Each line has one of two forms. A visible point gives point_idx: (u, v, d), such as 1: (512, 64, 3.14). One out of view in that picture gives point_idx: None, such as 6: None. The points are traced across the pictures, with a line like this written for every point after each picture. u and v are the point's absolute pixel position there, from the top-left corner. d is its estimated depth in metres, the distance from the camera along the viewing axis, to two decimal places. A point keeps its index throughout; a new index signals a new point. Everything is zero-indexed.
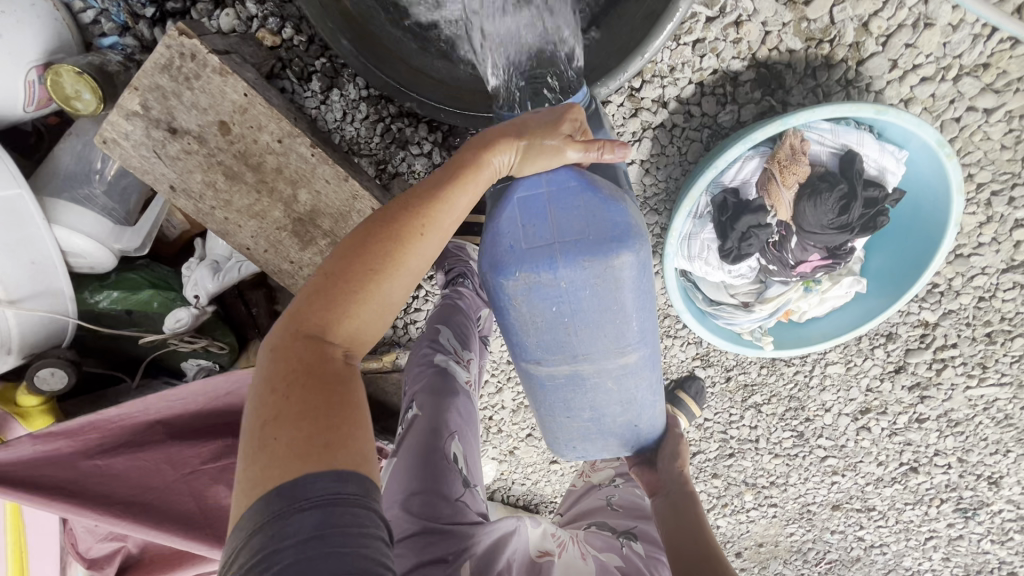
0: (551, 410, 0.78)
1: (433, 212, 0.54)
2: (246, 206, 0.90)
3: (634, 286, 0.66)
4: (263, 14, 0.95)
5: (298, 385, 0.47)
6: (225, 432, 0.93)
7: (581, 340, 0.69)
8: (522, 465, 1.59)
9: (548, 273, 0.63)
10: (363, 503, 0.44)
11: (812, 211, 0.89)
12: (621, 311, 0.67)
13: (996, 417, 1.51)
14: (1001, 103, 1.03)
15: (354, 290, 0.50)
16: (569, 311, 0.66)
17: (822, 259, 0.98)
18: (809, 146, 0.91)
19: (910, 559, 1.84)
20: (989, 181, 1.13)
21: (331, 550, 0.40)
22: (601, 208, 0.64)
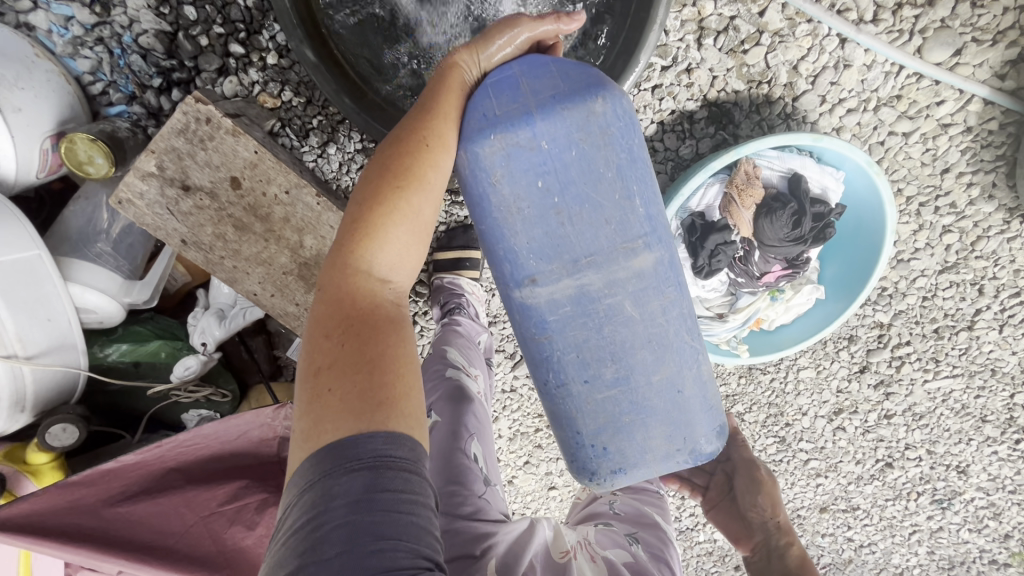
0: (565, 355, 0.77)
1: (433, 126, 0.64)
2: (254, 253, 0.96)
3: (621, 145, 0.70)
4: (264, 79, 1.04)
5: (352, 332, 0.56)
6: (239, 473, 0.94)
7: (576, 229, 0.71)
8: (521, 494, 1.62)
9: (526, 134, 0.68)
10: (413, 469, 0.50)
11: (770, 228, 1.00)
12: (609, 183, 0.70)
13: (955, 408, 1.65)
14: (916, 127, 1.19)
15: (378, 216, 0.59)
16: (557, 189, 0.69)
17: (783, 269, 1.09)
18: (761, 171, 1.03)
19: (898, 555, 1.99)
20: (916, 194, 1.29)
21: (381, 515, 0.47)
22: (573, 70, 0.69)
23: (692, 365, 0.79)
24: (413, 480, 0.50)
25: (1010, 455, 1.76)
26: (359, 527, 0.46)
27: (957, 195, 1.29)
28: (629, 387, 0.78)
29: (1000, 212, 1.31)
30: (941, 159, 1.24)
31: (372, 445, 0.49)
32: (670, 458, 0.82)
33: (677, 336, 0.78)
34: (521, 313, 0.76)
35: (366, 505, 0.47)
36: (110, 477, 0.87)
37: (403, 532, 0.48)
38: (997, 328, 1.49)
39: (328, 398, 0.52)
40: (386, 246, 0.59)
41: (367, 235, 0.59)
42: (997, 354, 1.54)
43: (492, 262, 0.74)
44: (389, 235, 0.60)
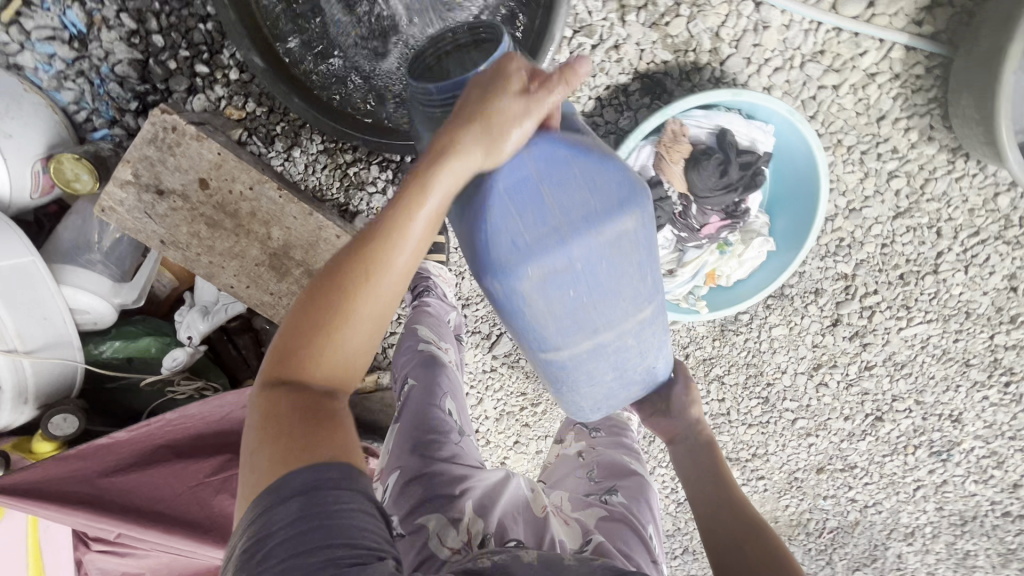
0: (577, 385, 0.91)
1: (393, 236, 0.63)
2: (227, 248, 1.05)
3: (639, 240, 0.77)
4: (229, 94, 1.15)
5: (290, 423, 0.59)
6: (222, 448, 1.08)
7: (598, 309, 0.80)
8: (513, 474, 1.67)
9: (560, 252, 0.73)
10: (346, 484, 0.55)
11: (699, 178, 1.08)
12: (628, 272, 0.79)
13: (936, 354, 1.66)
14: (843, 79, 1.26)
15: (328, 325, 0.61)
16: (584, 287, 0.77)
17: (722, 220, 1.16)
18: (689, 130, 1.10)
19: (906, 514, 1.98)
20: (857, 143, 1.33)
21: (317, 521, 0.52)
22: (595, 173, 0.74)
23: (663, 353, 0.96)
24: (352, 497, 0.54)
25: (1003, 399, 1.76)
26: (296, 539, 0.51)
27: (897, 141, 1.33)
28: (618, 382, 0.94)
29: (943, 154, 1.36)
30: (875, 108, 1.30)
31: (304, 477, 0.53)
32: (636, 389, 1.01)
33: (657, 343, 0.94)
34: (543, 363, 0.86)
35: (303, 519, 0.51)
36: (105, 450, 1.00)
37: (341, 533, 0.52)
38: (962, 269, 1.52)
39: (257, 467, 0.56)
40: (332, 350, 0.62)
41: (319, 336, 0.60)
42: (968, 296, 1.57)
43: (522, 335, 0.82)
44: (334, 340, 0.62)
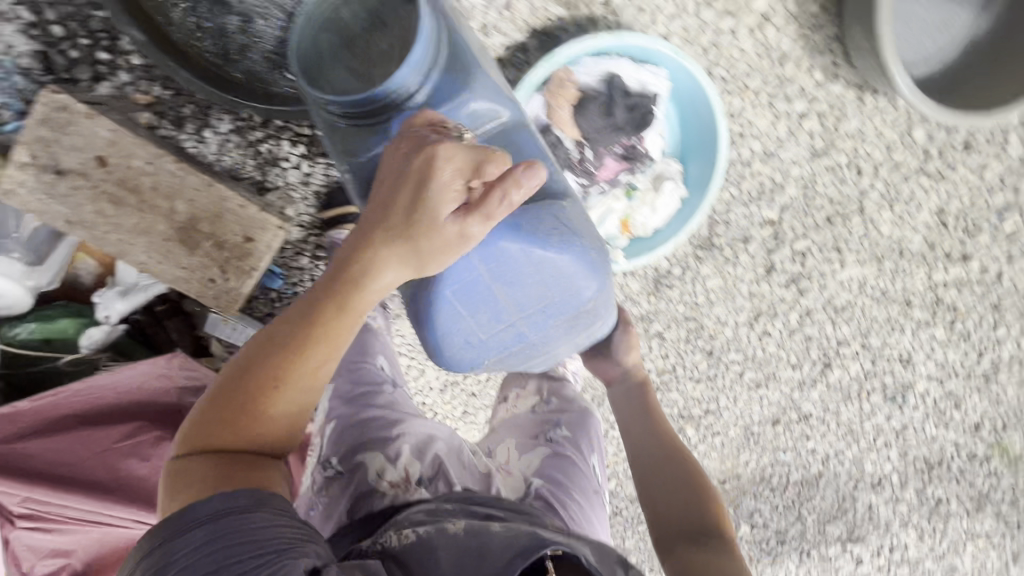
0: (533, 367, 1.25)
1: (317, 339, 0.80)
2: (132, 224, 1.09)
3: (586, 305, 1.09)
4: (135, 79, 1.18)
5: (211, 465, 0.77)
6: (130, 417, 1.18)
7: (547, 345, 1.14)
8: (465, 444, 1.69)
9: (514, 325, 1.06)
10: (250, 512, 0.72)
11: (586, 121, 1.17)
12: (573, 321, 1.11)
13: (876, 296, 1.67)
14: (739, 21, 1.28)
15: (257, 403, 0.79)
16: (536, 338, 1.10)
17: (620, 162, 1.23)
18: (576, 77, 1.15)
19: (870, 462, 1.98)
20: (763, 87, 1.35)
21: (229, 542, 0.69)
22: (549, 268, 1.00)
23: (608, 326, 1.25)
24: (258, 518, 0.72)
25: (950, 337, 1.78)
26: (208, 559, 0.68)
27: (803, 81, 1.35)
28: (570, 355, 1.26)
29: (852, 91, 1.38)
30: (776, 50, 1.32)
31: (210, 507, 0.71)
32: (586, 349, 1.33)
33: (603, 321, 1.20)
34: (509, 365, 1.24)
35: (216, 539, 0.69)
36: (11, 419, 1.11)
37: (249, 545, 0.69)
38: (889, 207, 1.54)
39: (185, 485, 0.76)
40: (259, 424, 0.80)
41: (253, 404, 0.79)
42: (900, 233, 1.58)
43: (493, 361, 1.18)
44: (262, 417, 0.80)
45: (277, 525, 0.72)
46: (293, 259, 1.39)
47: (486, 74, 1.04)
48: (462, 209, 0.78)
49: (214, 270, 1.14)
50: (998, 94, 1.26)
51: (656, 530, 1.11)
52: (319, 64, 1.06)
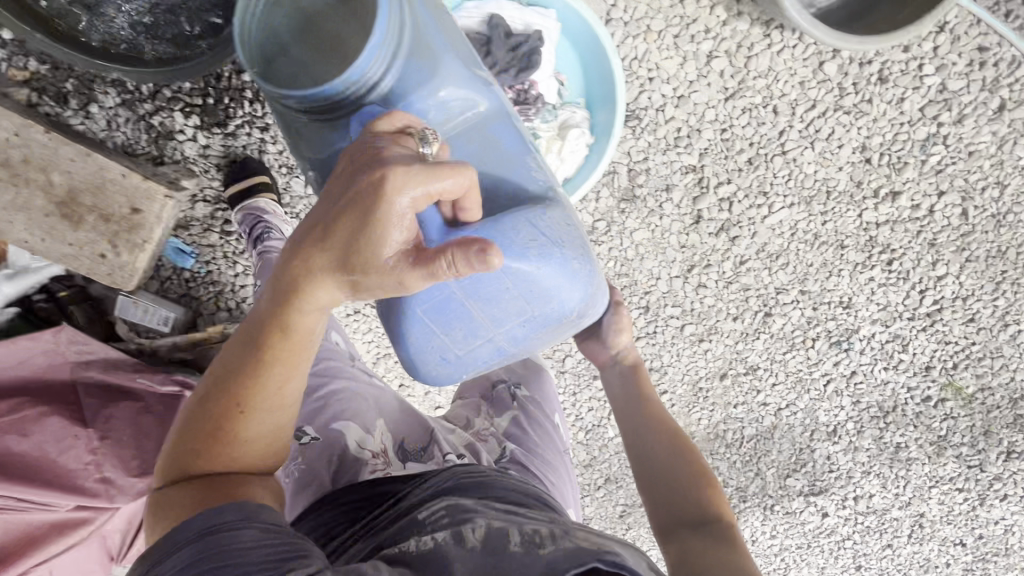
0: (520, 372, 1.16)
1: (268, 374, 0.70)
2: (8, 201, 1.11)
3: (575, 316, 0.99)
4: (9, 56, 1.17)
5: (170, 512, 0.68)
6: (19, 394, 1.17)
7: (536, 354, 1.04)
8: None
9: (501, 343, 0.95)
10: (236, 525, 0.64)
11: None
12: (562, 331, 1.01)
13: (808, 239, 1.66)
14: None
15: (210, 445, 0.70)
16: (524, 353, 1.00)
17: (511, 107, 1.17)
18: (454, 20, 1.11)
19: (823, 412, 1.98)
20: (666, 27, 1.38)
21: (211, 549, 0.62)
22: (529, 282, 0.90)
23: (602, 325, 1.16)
24: (248, 531, 0.64)
25: (889, 278, 1.77)
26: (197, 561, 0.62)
27: (706, 20, 1.38)
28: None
29: (757, 27, 1.39)
30: None
31: (201, 523, 0.64)
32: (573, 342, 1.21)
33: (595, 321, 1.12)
34: None
35: (198, 561, 0.61)
36: None
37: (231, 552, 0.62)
38: (810, 146, 1.53)
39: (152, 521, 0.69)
40: (216, 468, 0.70)
41: (201, 449, 0.70)
42: (824, 173, 1.57)
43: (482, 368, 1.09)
44: (217, 462, 0.70)
45: (267, 545, 0.63)
46: (202, 236, 1.37)
47: (455, 55, 0.96)
48: (411, 263, 0.65)
49: (100, 243, 1.14)
50: (896, 14, 1.26)
51: (655, 516, 0.98)
52: (281, 50, 1.03)
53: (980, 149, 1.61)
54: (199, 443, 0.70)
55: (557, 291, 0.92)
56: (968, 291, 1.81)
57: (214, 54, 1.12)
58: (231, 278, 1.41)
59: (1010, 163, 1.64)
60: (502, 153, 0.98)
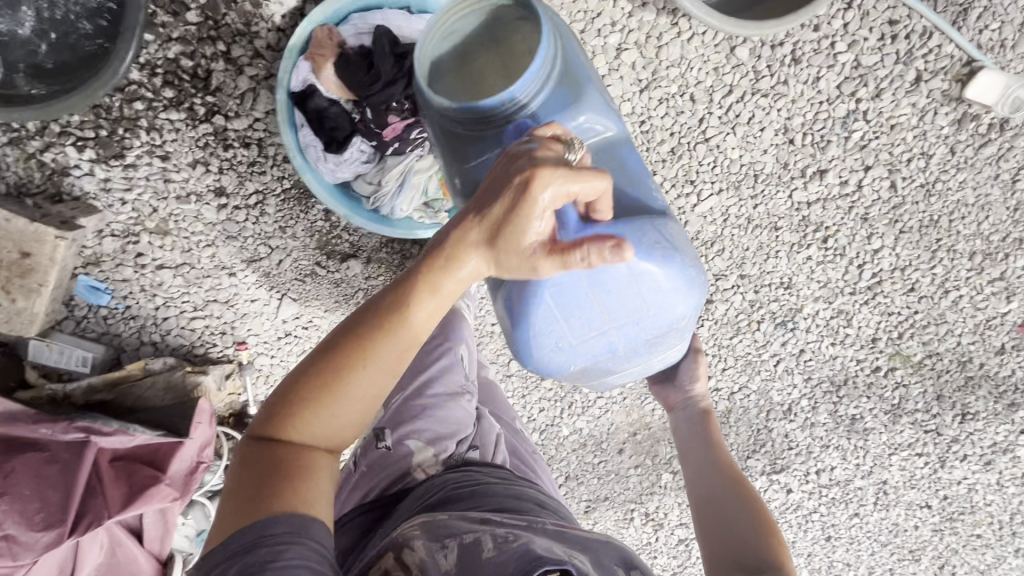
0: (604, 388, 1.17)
1: (397, 330, 0.70)
2: None
3: (677, 331, 1.01)
4: None
5: (264, 471, 0.67)
6: None
7: (632, 367, 1.06)
8: None
9: (604, 347, 0.96)
10: (294, 539, 0.63)
11: (355, 78, 1.03)
12: (661, 346, 1.02)
13: (741, 224, 1.67)
14: None
15: (320, 405, 0.68)
16: (623, 362, 1.01)
17: (408, 119, 1.07)
18: (342, 34, 1.04)
19: (777, 392, 2.00)
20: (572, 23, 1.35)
21: (259, 551, 0.62)
22: (642, 288, 0.92)
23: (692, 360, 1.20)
24: (306, 549, 0.64)
25: (826, 256, 1.78)
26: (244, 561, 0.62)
27: (612, 13, 1.37)
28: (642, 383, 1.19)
29: (663, 17, 1.39)
30: None
31: (259, 527, 0.63)
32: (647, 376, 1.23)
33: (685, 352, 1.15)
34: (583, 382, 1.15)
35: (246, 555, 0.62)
36: None
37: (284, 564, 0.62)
38: (731, 132, 1.54)
39: (245, 481, 0.67)
40: (319, 432, 0.69)
41: (318, 416, 0.69)
42: (750, 158, 1.58)
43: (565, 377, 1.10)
44: (321, 420, 0.69)
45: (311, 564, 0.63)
46: (114, 272, 1.32)
47: (595, 87, 1.01)
48: (554, 254, 0.68)
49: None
50: None
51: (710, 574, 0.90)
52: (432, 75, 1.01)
53: (902, 122, 1.62)
54: (309, 399, 0.68)
55: (674, 300, 0.94)
56: (905, 261, 1.83)
57: (76, 97, 1.08)
58: (151, 313, 1.37)
59: (932, 133, 1.66)
60: (627, 173, 1.01)
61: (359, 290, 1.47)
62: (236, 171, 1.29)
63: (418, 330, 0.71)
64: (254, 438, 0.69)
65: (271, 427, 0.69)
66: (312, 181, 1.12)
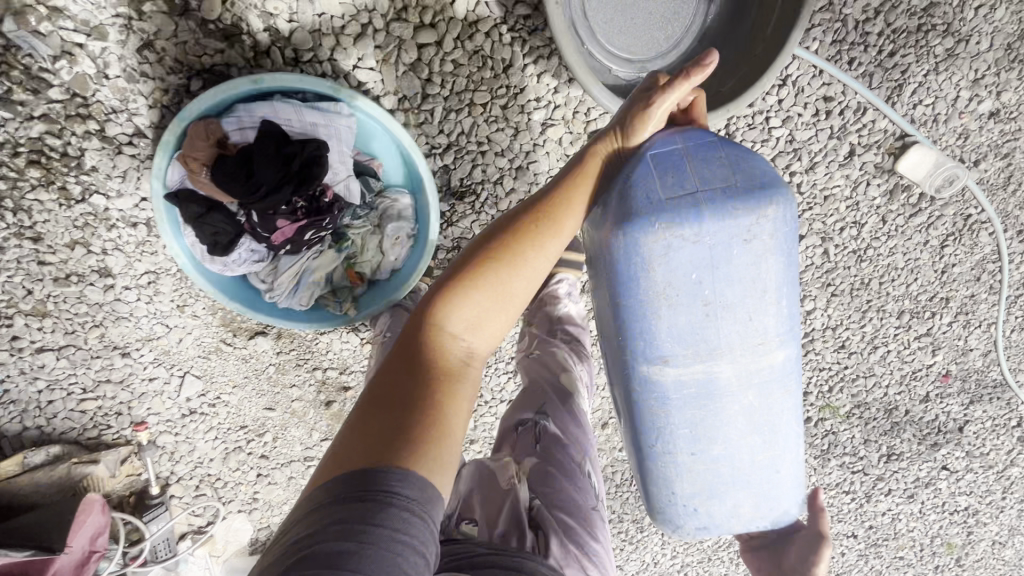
0: (678, 430, 0.88)
1: (555, 211, 0.79)
2: None
3: (781, 249, 0.81)
4: None
5: (416, 370, 0.72)
6: None
7: (719, 319, 0.82)
8: (278, 506, 1.57)
9: (691, 224, 0.78)
10: (409, 510, 0.60)
11: (235, 184, 0.93)
12: (761, 282, 0.81)
13: None
14: (443, 33, 1.14)
15: (478, 292, 0.75)
16: (707, 280, 0.80)
17: (301, 218, 1.01)
18: (222, 131, 0.94)
19: None
20: (492, 98, 1.22)
21: (367, 528, 0.57)
22: (741, 161, 0.80)
23: (793, 467, 0.93)
24: (412, 521, 0.60)
25: None
26: (331, 554, 0.55)
27: (536, 88, 1.23)
28: (729, 467, 0.90)
29: None
30: (495, 58, 1.19)
31: (402, 463, 0.63)
32: (752, 525, 0.94)
33: (785, 424, 0.90)
34: (644, 382, 0.86)
35: (347, 530, 0.56)
36: None
37: (387, 540, 0.57)
38: None
39: (394, 380, 0.72)
40: (474, 321, 0.75)
41: (479, 317, 0.76)
42: None
43: (627, 337, 0.85)
44: (473, 306, 0.75)
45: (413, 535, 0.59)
46: None
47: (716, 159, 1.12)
48: (663, 86, 0.80)
49: None
50: (723, 85, 1.20)
51: None
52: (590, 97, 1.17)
53: (835, 193, 1.62)
54: (463, 286, 0.75)
55: (773, 188, 0.78)
56: (836, 322, 1.79)
57: None
58: (32, 396, 1.27)
59: (864, 204, 1.64)
60: None
61: (271, 364, 1.39)
62: (122, 252, 1.18)
63: (572, 210, 0.81)
64: (409, 336, 0.75)
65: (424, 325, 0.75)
66: (200, 278, 1.05)
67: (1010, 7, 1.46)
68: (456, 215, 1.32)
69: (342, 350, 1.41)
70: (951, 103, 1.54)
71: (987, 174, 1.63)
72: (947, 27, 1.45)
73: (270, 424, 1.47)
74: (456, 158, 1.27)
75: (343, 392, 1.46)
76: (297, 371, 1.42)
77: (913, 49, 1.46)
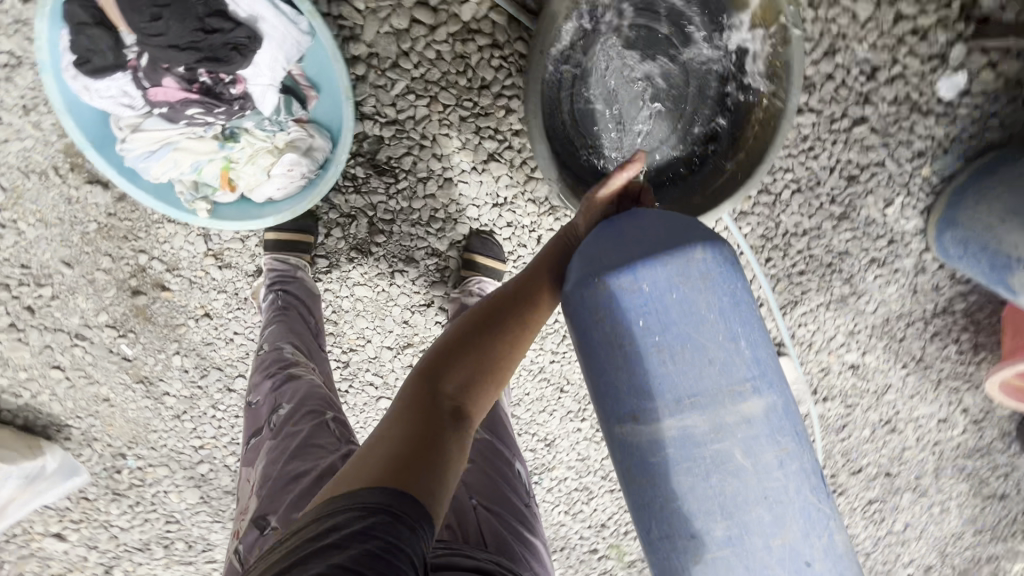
0: (675, 508, 0.76)
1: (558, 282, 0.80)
2: None
3: (723, 288, 0.75)
4: None
5: (414, 413, 0.68)
6: None
7: (678, 365, 0.75)
8: (11, 368, 1.36)
9: (630, 277, 0.74)
10: (410, 527, 0.59)
11: (138, 20, 0.88)
12: (713, 327, 0.75)
13: (531, 369, 1.49)
14: (439, 22, 1.16)
15: (486, 345, 0.74)
16: (659, 328, 0.74)
17: (193, 92, 0.97)
18: None
19: None
20: (455, 104, 1.21)
21: (375, 538, 0.56)
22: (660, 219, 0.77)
23: (828, 543, 0.76)
24: (411, 537, 0.58)
25: None
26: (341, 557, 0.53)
27: (497, 120, 1.23)
28: (748, 545, 0.75)
29: None
30: (475, 72, 1.20)
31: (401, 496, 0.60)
32: None
33: (797, 494, 0.76)
34: (619, 447, 0.78)
35: (359, 541, 0.55)
36: None
37: (392, 549, 0.56)
38: None
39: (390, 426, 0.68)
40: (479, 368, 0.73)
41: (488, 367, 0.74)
42: None
43: (598, 401, 0.79)
44: (479, 357, 0.73)
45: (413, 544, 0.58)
46: None
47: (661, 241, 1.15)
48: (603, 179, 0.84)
49: None
50: None
51: None
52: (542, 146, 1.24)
53: None
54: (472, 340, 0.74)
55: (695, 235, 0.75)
56: None
57: None
58: None
59: None
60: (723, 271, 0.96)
61: (94, 222, 1.25)
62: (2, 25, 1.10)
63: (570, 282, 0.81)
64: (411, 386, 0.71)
65: (424, 375, 0.71)
66: (53, 86, 0.94)
67: (901, 288, 1.59)
68: (366, 186, 1.26)
69: (180, 248, 1.27)
70: (826, 339, 1.67)
71: (828, 411, 1.75)
72: (849, 276, 1.58)
73: (58, 280, 1.29)
74: (395, 136, 1.23)
75: (158, 291, 1.31)
76: (119, 244, 1.27)
77: (817, 279, 1.59)
